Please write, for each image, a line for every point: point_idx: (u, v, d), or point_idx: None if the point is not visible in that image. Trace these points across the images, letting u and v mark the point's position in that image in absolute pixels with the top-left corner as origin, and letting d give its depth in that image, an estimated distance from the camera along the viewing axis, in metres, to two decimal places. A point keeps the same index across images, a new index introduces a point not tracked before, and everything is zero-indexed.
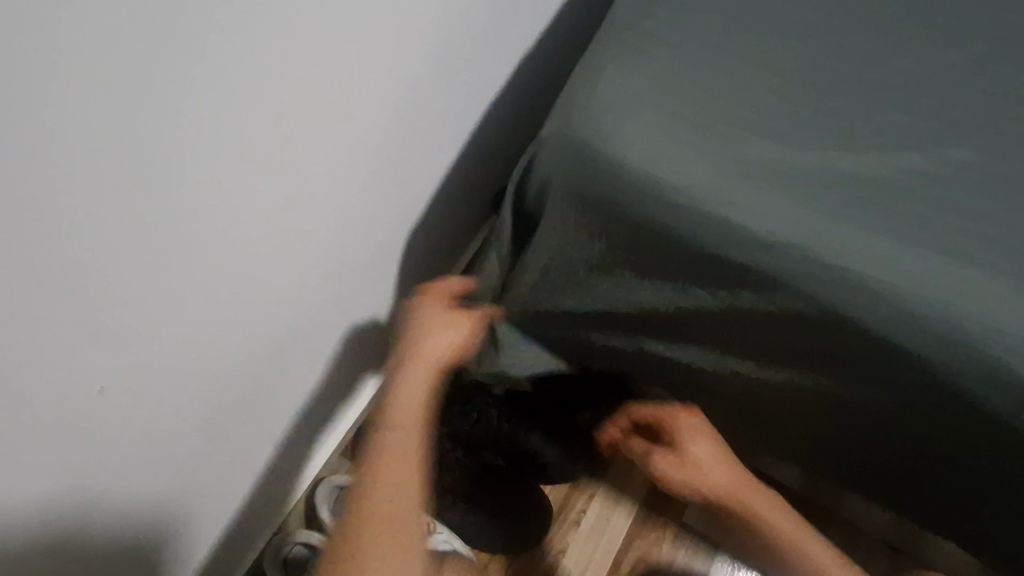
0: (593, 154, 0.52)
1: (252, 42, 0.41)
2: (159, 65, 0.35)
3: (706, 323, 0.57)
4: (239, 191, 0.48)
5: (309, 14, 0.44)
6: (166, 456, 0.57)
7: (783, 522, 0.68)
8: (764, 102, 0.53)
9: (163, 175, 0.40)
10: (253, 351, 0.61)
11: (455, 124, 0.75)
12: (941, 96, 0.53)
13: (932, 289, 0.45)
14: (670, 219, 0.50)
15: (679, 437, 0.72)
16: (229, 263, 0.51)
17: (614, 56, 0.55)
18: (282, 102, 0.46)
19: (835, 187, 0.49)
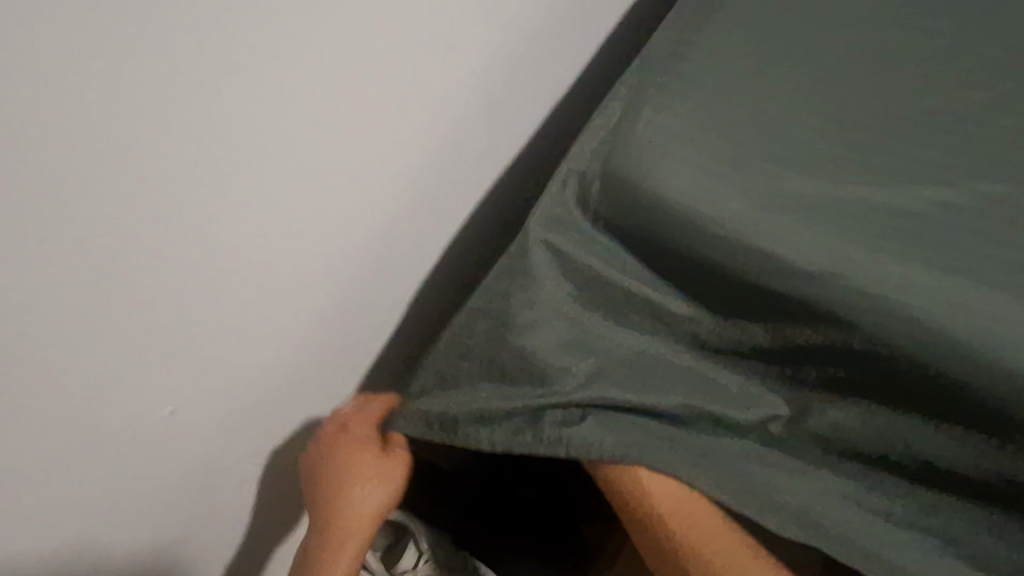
0: (628, 184, 0.55)
1: (321, 67, 0.46)
2: (244, 73, 0.41)
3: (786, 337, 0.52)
4: (289, 212, 0.50)
5: (367, 51, 0.49)
6: (216, 472, 0.59)
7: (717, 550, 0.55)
8: (792, 138, 0.55)
9: (239, 177, 0.44)
10: (303, 371, 0.64)
11: (497, 165, 0.79)
12: (971, 133, 0.55)
13: (972, 315, 0.47)
14: (699, 242, 0.53)
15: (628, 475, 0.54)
16: (289, 276, 0.55)
17: (649, 96, 0.58)
18: (342, 129, 0.51)
19: (862, 216, 0.51)
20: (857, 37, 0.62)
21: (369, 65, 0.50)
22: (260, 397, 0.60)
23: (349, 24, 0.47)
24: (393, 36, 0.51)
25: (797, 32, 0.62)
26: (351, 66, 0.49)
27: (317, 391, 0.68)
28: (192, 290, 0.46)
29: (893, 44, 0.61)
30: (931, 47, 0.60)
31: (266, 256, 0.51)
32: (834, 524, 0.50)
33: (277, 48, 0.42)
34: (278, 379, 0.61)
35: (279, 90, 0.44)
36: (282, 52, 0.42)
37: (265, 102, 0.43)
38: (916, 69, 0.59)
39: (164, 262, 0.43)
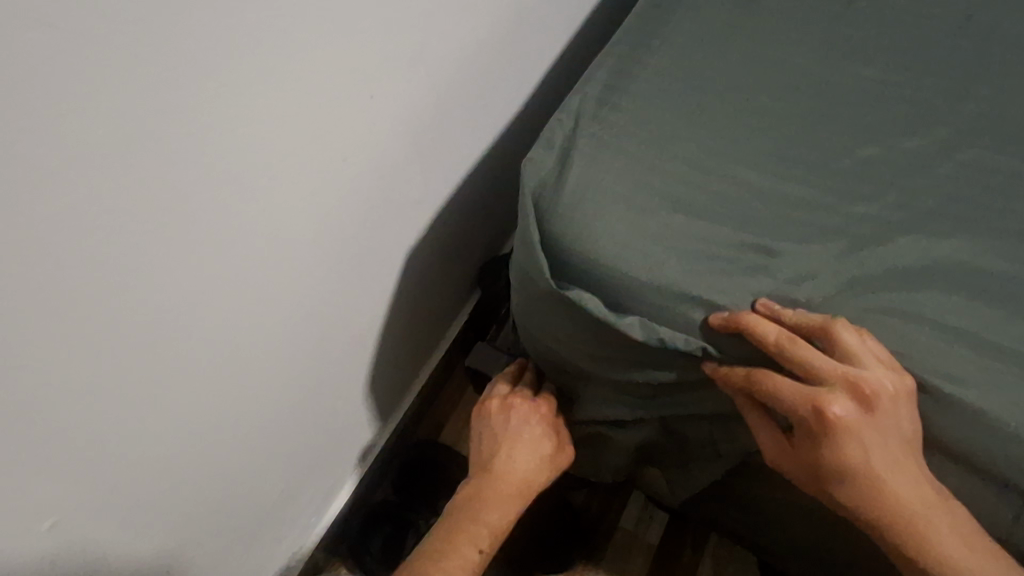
0: (562, 245, 0.51)
1: (187, 153, 0.42)
2: (146, 153, 0.39)
3: (730, 423, 0.53)
4: (196, 249, 0.47)
5: (242, 125, 0.45)
6: (114, 551, 0.56)
7: (962, 559, 0.42)
8: (726, 181, 0.52)
9: (110, 268, 0.41)
10: (216, 435, 0.61)
11: (423, 196, 0.78)
12: (919, 178, 0.52)
13: (915, 368, 0.44)
14: (632, 304, 0.50)
15: (822, 427, 0.42)
16: (189, 351, 0.52)
17: (581, 148, 0.54)
18: (232, 200, 0.48)
19: (800, 267, 0.48)
20: (800, 65, 0.58)
21: (245, 142, 0.46)
22: (164, 464, 0.57)
23: (245, 92, 0.44)
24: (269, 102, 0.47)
25: (737, 61, 0.59)
26: (223, 145, 0.44)
27: (238, 452, 0.66)
28: (103, 357, 0.44)
29: (838, 73, 0.58)
30: (876, 75, 0.57)
31: (156, 339, 0.48)
32: (763, 499, 0.63)
33: (130, 137, 0.37)
34: (184, 451, 0.58)
35: (172, 164, 0.41)
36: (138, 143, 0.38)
37: (126, 194, 0.39)
38: (858, 96, 0.56)
39: (38, 365, 0.40)
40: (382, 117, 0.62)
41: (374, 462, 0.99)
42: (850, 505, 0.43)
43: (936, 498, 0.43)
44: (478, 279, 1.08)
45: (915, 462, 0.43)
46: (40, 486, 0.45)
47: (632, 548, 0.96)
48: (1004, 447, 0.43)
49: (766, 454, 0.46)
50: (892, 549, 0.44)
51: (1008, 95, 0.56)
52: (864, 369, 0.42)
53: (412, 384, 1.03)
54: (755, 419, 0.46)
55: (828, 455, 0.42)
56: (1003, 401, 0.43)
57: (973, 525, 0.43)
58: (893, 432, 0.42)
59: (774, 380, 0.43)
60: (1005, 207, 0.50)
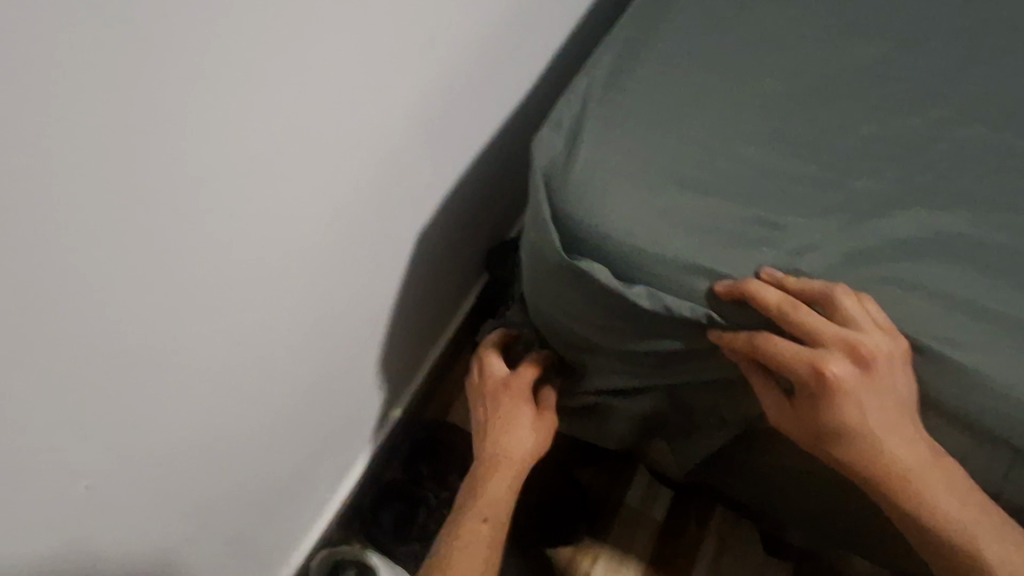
0: (572, 219, 0.53)
1: (212, 129, 0.44)
2: (180, 123, 0.41)
3: (735, 391, 0.55)
4: (223, 220, 0.49)
5: (263, 104, 0.47)
6: (143, 517, 0.59)
7: (958, 515, 0.44)
8: (731, 157, 0.54)
9: (141, 239, 0.43)
10: (238, 407, 0.63)
11: (434, 178, 0.80)
12: (917, 153, 0.53)
13: (914, 333, 0.46)
14: (640, 275, 0.52)
15: (823, 389, 0.44)
16: (214, 321, 0.54)
17: (589, 127, 0.56)
18: (256, 173, 0.50)
19: (803, 238, 0.50)
20: (802, 46, 0.60)
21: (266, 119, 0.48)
22: (190, 433, 0.59)
23: (272, 67, 0.46)
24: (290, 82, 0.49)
25: (741, 41, 0.60)
26: (246, 123, 0.46)
27: (257, 425, 0.68)
28: (136, 322, 0.47)
29: (839, 53, 0.59)
30: (877, 54, 0.59)
31: (183, 312, 0.50)
32: (766, 467, 0.65)
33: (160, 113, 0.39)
34: (207, 423, 0.60)
35: (204, 136, 0.43)
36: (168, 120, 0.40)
37: (157, 168, 0.41)
38: (860, 75, 0.58)
39: (75, 331, 0.42)
40: (396, 99, 0.64)
41: (385, 441, 1.01)
42: (851, 465, 0.45)
43: (932, 457, 0.45)
44: (485, 262, 1.09)
45: (912, 423, 0.45)
46: (76, 448, 0.47)
47: (638, 524, 0.99)
48: (998, 406, 0.45)
49: (769, 417, 0.48)
50: (891, 508, 0.46)
51: (1005, 73, 0.57)
52: (862, 332, 0.44)
53: (421, 365, 1.06)
54: (759, 384, 0.48)
55: (829, 416, 0.44)
56: (996, 362, 0.45)
57: (969, 483, 0.45)
58: (891, 394, 0.44)
59: (777, 344, 0.45)
60: (1000, 180, 0.52)
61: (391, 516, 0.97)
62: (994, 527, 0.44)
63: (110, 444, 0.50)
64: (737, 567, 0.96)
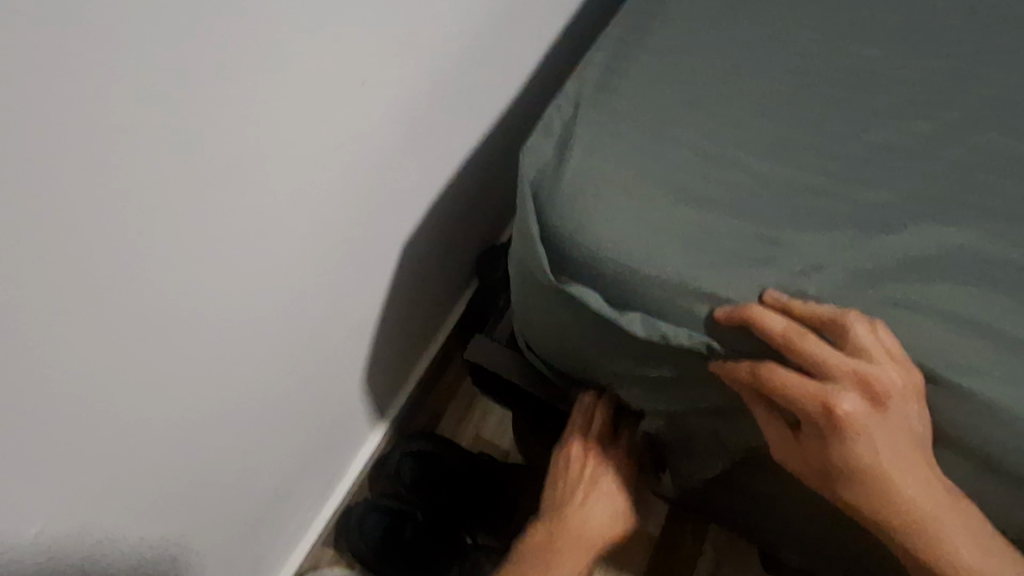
0: (563, 236, 0.49)
1: (169, 144, 0.40)
2: (132, 142, 0.37)
3: (736, 418, 0.51)
4: (187, 242, 0.45)
5: (228, 117, 0.43)
6: (109, 551, 0.55)
7: (974, 560, 0.41)
8: (731, 169, 0.50)
9: (91, 270, 0.39)
10: (210, 433, 0.60)
11: (418, 185, 0.76)
12: (930, 164, 0.50)
13: (929, 360, 0.43)
14: (635, 297, 0.48)
15: (832, 425, 0.40)
16: (182, 347, 0.51)
17: (580, 136, 0.52)
18: (224, 191, 0.46)
19: (809, 257, 0.46)
20: (806, 48, 0.56)
21: (234, 134, 0.44)
22: (157, 461, 0.55)
23: (235, 75, 0.42)
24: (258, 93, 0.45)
25: (741, 43, 0.57)
26: (208, 139, 0.42)
27: (232, 448, 0.65)
28: (93, 355, 0.43)
29: (846, 56, 0.56)
30: (885, 56, 0.55)
31: (147, 341, 0.47)
32: (766, 492, 0.62)
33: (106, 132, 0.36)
34: (175, 450, 0.56)
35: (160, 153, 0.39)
36: (116, 140, 0.36)
37: (106, 194, 0.38)
38: (869, 79, 0.54)
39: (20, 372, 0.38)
40: (375, 105, 0.60)
41: (372, 455, 0.98)
42: (860, 506, 0.42)
43: (946, 497, 0.42)
44: (475, 269, 1.06)
45: (925, 460, 0.42)
46: (28, 488, 0.44)
47: (632, 540, 0.96)
48: (1020, 440, 0.41)
49: (773, 450, 0.45)
50: (902, 550, 0.43)
51: (1020, 77, 0.54)
52: (874, 364, 0.40)
53: (409, 375, 1.02)
54: (762, 415, 0.44)
55: (838, 454, 0.41)
56: (1017, 392, 0.42)
57: (984, 523, 0.42)
58: (904, 430, 0.41)
59: (783, 375, 0.41)
60: (1017, 192, 0.48)
61: (377, 533, 0.94)
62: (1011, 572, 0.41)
63: (66, 483, 0.46)
64: None
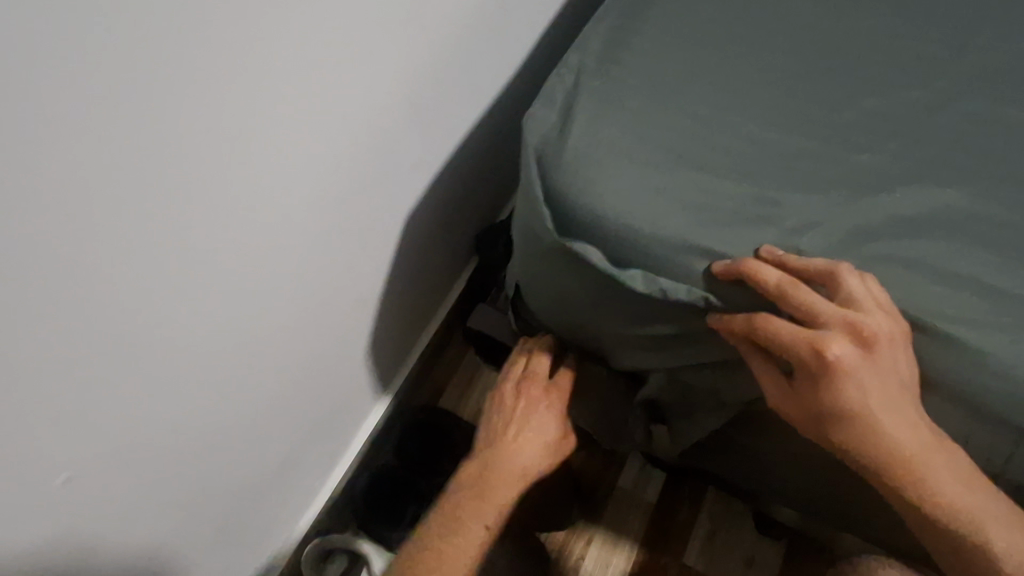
0: (566, 199, 0.51)
1: (190, 104, 0.41)
2: (155, 99, 0.39)
3: (732, 374, 0.54)
4: (206, 203, 0.47)
5: (238, 83, 0.44)
6: (131, 510, 0.57)
7: (956, 497, 0.44)
8: (728, 133, 0.52)
9: (118, 226, 0.41)
10: (224, 397, 0.61)
11: (421, 158, 0.77)
12: (919, 128, 0.52)
13: (917, 310, 0.45)
14: (636, 256, 0.50)
15: (824, 371, 0.43)
16: (201, 309, 0.52)
17: (583, 103, 0.54)
18: (240, 153, 0.48)
19: (803, 216, 0.48)
20: (800, 18, 0.58)
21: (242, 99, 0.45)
22: (176, 422, 0.57)
23: (250, 37, 0.44)
24: (270, 57, 0.46)
25: (737, 14, 0.58)
26: (222, 100, 0.44)
27: (244, 414, 0.67)
28: (118, 311, 0.45)
29: (838, 26, 0.57)
30: (875, 26, 0.57)
31: (168, 301, 0.48)
32: (761, 449, 0.64)
33: (121, 93, 0.37)
34: (193, 411, 0.58)
35: (181, 112, 0.41)
36: (131, 102, 0.38)
37: (132, 150, 0.39)
38: (862, 48, 0.56)
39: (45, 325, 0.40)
40: (382, 76, 0.61)
41: (376, 428, 1.00)
42: (850, 449, 0.45)
43: (931, 438, 0.44)
44: (475, 246, 1.08)
45: (911, 404, 0.44)
46: (58, 441, 0.45)
47: (631, 507, 0.99)
48: (1002, 383, 0.44)
49: (768, 399, 0.47)
50: (890, 491, 0.45)
51: (1005, 44, 0.56)
52: (864, 313, 0.43)
53: (412, 351, 1.04)
54: (757, 366, 0.47)
55: (829, 398, 0.43)
56: (999, 339, 0.44)
57: (966, 463, 0.45)
58: (890, 374, 0.43)
59: (777, 325, 0.44)
60: (1001, 153, 0.50)
61: (383, 504, 0.96)
62: (991, 507, 0.44)
63: (89, 438, 0.48)
64: (730, 547, 0.96)
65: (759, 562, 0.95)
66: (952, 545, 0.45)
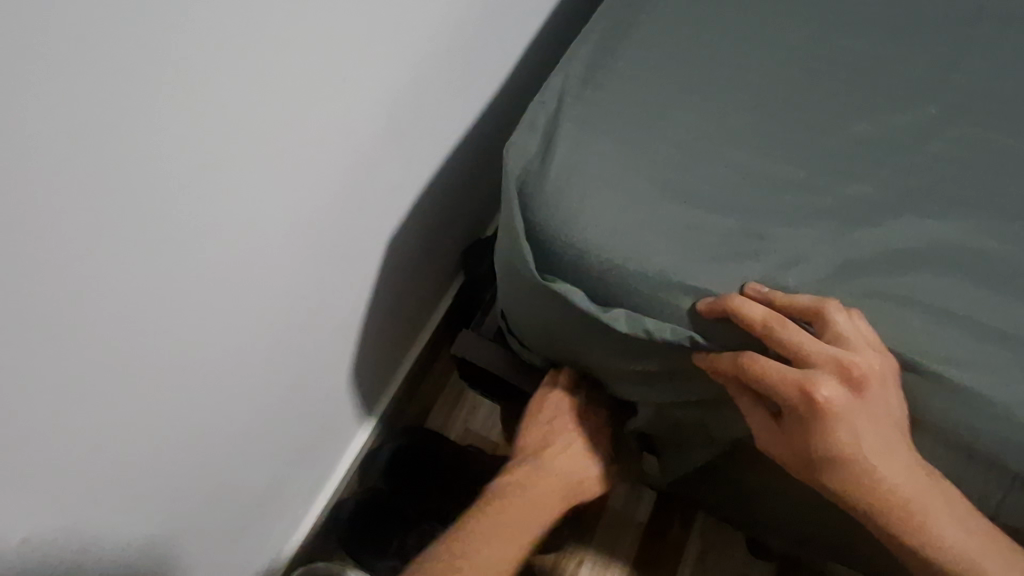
0: (548, 231, 0.49)
1: (158, 145, 0.39)
2: (120, 143, 0.37)
3: (719, 408, 0.52)
4: (175, 242, 0.45)
5: (205, 124, 0.42)
6: (101, 554, 0.55)
7: (953, 539, 0.42)
8: (715, 162, 0.51)
9: (79, 273, 0.39)
10: (199, 434, 0.59)
11: (403, 180, 0.76)
12: (908, 155, 0.51)
13: (909, 348, 0.44)
14: (619, 290, 0.48)
15: (813, 412, 0.41)
16: (169, 348, 0.50)
17: (565, 131, 0.52)
18: (212, 190, 0.45)
19: (791, 249, 0.47)
20: (786, 41, 0.57)
21: (211, 139, 0.43)
22: (147, 464, 0.54)
23: (225, 73, 0.41)
24: (245, 91, 0.44)
25: (723, 36, 0.57)
26: (194, 139, 0.42)
27: (220, 449, 0.64)
28: (81, 358, 0.42)
29: (825, 48, 0.56)
30: (862, 49, 0.56)
31: (134, 344, 0.46)
32: (751, 478, 0.63)
33: (76, 143, 0.34)
34: (164, 451, 0.56)
35: (148, 154, 0.39)
36: (86, 152, 0.35)
37: (94, 196, 0.37)
38: (849, 72, 0.55)
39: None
40: (359, 102, 0.59)
41: (361, 450, 0.98)
42: (843, 490, 0.43)
43: (925, 478, 0.43)
44: (461, 263, 1.06)
45: (904, 444, 0.43)
46: (18, 494, 0.43)
47: (621, 527, 0.97)
48: (997, 423, 0.43)
49: (757, 437, 0.46)
50: (884, 533, 0.44)
51: (992, 68, 0.55)
52: (854, 352, 0.41)
53: (397, 370, 1.02)
54: (746, 403, 0.45)
55: (820, 439, 0.42)
56: (992, 377, 0.43)
57: (961, 503, 0.43)
58: (882, 414, 0.42)
59: (763, 365, 0.42)
60: (991, 182, 0.49)
61: (368, 528, 0.94)
62: (988, 549, 0.43)
63: (51, 489, 0.46)
64: (720, 567, 0.95)
65: None
66: None
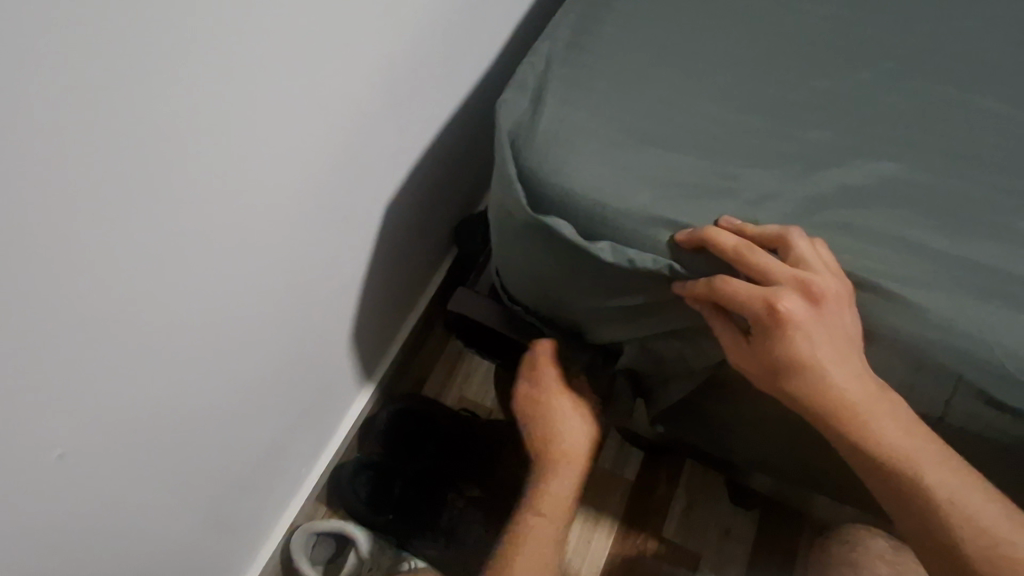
0: (538, 177, 0.54)
1: (181, 87, 0.43)
2: (147, 82, 0.41)
3: (698, 340, 0.57)
4: (195, 183, 0.49)
5: (217, 72, 0.46)
6: (123, 488, 0.59)
7: (897, 442, 0.47)
8: (690, 114, 0.55)
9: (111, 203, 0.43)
10: (213, 378, 0.63)
11: (400, 148, 0.80)
12: (864, 107, 0.56)
13: (863, 272, 0.49)
14: (605, 229, 0.53)
15: (776, 325, 0.46)
16: (189, 288, 0.54)
17: (553, 88, 0.57)
18: (227, 136, 0.49)
19: (759, 188, 0.52)
20: (755, 7, 0.61)
21: (222, 88, 0.47)
22: (166, 402, 0.58)
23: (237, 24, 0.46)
24: (255, 44, 0.48)
25: (697, 3, 0.62)
26: (210, 84, 0.46)
27: (232, 397, 0.68)
28: (111, 287, 0.46)
29: (790, 14, 0.61)
30: (825, 14, 0.61)
31: (158, 280, 0.50)
32: (729, 415, 0.68)
33: (110, 79, 0.39)
34: (182, 391, 0.60)
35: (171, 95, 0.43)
36: (116, 88, 0.39)
37: (126, 130, 0.41)
38: (812, 34, 0.60)
39: (39, 301, 0.41)
40: (359, 67, 0.63)
41: (361, 415, 1.02)
42: (802, 398, 0.48)
43: (874, 387, 0.48)
44: (454, 237, 1.10)
45: (856, 357, 0.48)
46: (53, 416, 0.47)
47: (610, 485, 1.02)
48: (940, 337, 0.48)
49: (728, 356, 0.51)
50: (837, 438, 0.49)
51: (942, 29, 0.60)
52: (813, 272, 0.46)
53: (394, 340, 1.06)
54: (717, 324, 0.50)
55: (782, 351, 0.47)
56: (936, 296, 0.48)
57: (906, 413, 0.49)
58: (836, 328, 0.47)
59: (732, 285, 0.47)
60: (938, 129, 0.55)
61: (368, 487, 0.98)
62: (929, 452, 0.48)
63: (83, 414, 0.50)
64: (706, 520, 1.00)
65: (734, 532, 0.99)
66: (896, 489, 0.48)
